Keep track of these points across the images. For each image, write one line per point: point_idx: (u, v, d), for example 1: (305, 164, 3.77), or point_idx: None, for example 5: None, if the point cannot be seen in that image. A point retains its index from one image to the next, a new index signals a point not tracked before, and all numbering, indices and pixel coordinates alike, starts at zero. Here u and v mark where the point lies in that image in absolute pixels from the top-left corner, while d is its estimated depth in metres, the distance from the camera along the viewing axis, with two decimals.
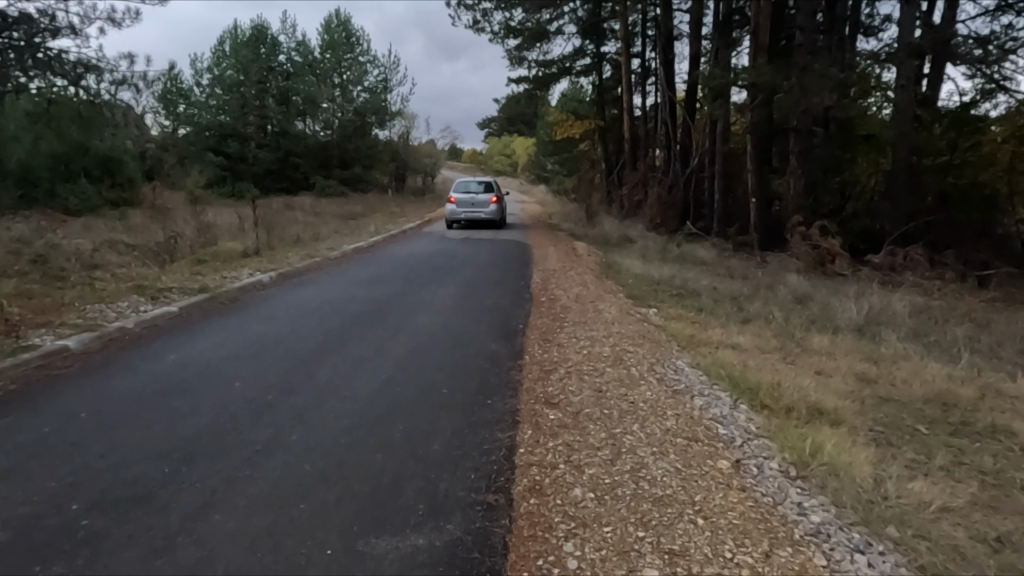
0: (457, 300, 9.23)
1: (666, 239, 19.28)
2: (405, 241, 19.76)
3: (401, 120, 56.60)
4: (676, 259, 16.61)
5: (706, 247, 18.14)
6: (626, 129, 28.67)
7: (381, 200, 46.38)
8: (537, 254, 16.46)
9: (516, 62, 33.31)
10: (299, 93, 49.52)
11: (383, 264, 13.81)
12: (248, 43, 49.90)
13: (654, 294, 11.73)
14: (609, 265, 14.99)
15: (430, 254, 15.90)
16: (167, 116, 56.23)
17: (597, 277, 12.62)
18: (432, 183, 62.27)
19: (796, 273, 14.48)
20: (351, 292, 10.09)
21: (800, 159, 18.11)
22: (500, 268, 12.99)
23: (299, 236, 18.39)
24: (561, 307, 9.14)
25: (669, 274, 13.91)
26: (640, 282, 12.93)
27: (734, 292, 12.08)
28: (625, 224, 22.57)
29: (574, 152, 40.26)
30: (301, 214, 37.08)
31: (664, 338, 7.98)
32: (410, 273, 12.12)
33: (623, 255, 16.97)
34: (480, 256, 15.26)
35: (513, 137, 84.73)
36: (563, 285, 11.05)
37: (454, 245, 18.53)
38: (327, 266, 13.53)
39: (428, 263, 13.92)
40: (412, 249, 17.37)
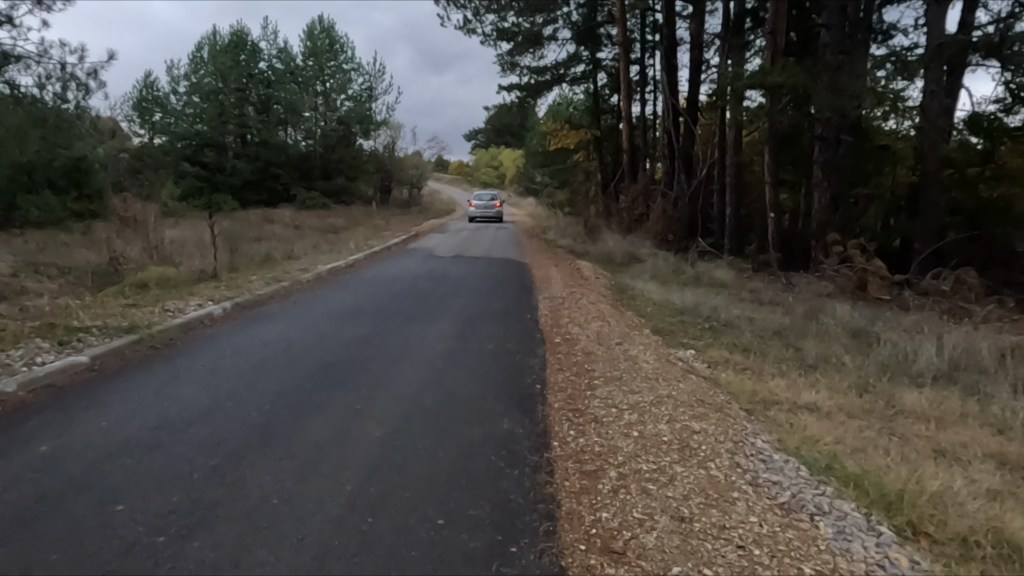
0: (448, 344, 7.44)
1: (678, 258, 17.63)
2: (388, 260, 17.84)
3: (387, 130, 54.69)
4: (693, 281, 14.90)
5: (723, 267, 16.45)
6: (626, 139, 26.98)
7: (365, 212, 44.38)
8: (538, 276, 14.63)
9: (508, 69, 31.57)
10: (279, 102, 47.49)
11: (360, 290, 12.00)
12: (227, 49, 47.87)
13: (683, 328, 9.95)
14: (621, 289, 13.23)
15: (413, 275, 14.13)
16: (143, 125, 54.31)
17: (612, 306, 10.81)
18: (418, 195, 60.37)
19: (834, 299, 12.79)
20: (317, 331, 8.26)
21: (826, 171, 16.49)
22: (495, 295, 11.25)
23: (271, 255, 16.50)
24: (583, 352, 7.27)
25: (692, 301, 12.18)
26: (663, 311, 11.17)
27: (775, 325, 10.36)
28: (629, 240, 20.89)
29: (567, 163, 38.51)
30: (281, 228, 35.09)
31: (723, 399, 6.10)
32: (390, 303, 10.33)
33: (634, 276, 15.23)
34: (471, 278, 13.49)
35: (501, 149, 83.06)
36: (576, 319, 9.22)
37: (441, 264, 16.77)
38: (294, 292, 11.68)
39: (412, 287, 12.13)
40: (396, 268, 15.62)
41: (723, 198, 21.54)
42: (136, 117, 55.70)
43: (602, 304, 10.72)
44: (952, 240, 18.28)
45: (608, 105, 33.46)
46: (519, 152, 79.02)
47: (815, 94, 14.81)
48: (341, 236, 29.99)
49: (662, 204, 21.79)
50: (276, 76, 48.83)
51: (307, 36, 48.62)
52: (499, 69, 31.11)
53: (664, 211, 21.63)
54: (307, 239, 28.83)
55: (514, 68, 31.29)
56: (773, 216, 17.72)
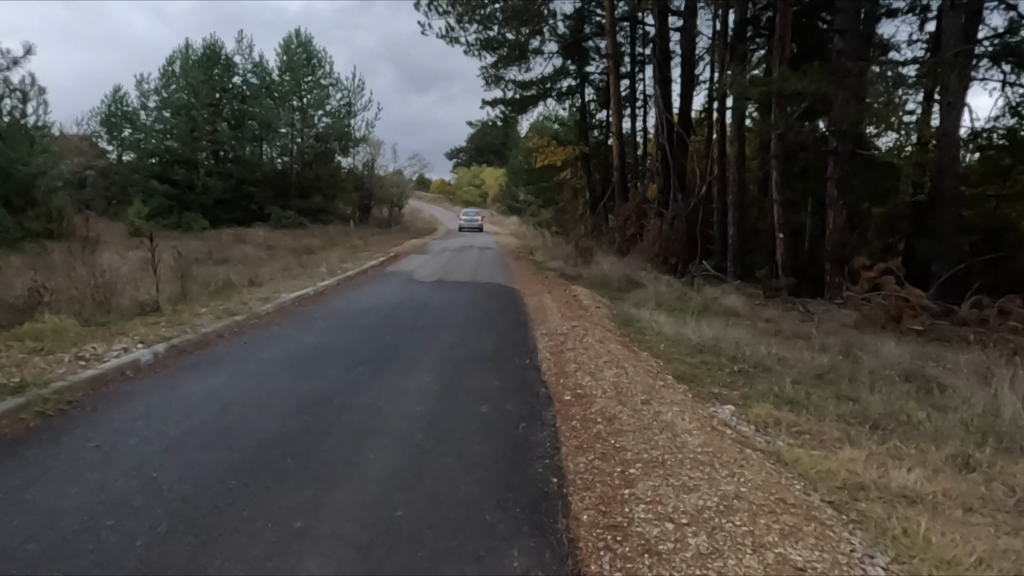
0: (427, 407, 5.84)
1: (680, 283, 16.21)
2: (364, 285, 16.19)
3: (366, 147, 53.22)
4: (701, 310, 13.49)
5: (731, 293, 15.07)
6: (617, 156, 25.67)
7: (342, 231, 42.63)
8: (533, 307, 13.06)
9: (492, 82, 30.26)
10: (253, 117, 45.78)
11: (327, 325, 10.32)
12: (199, 64, 46.20)
13: (709, 373, 8.39)
14: (627, 322, 11.70)
15: (390, 304, 12.54)
16: (112, 141, 52.33)
17: (621, 343, 9.29)
18: (399, 214, 58.68)
19: (866, 333, 11.39)
20: (263, 386, 6.59)
21: (841, 188, 15.17)
22: (483, 330, 9.66)
23: (230, 280, 14.80)
24: (607, 416, 5.68)
25: (709, 335, 10.70)
26: (680, 349, 9.64)
27: (814, 366, 8.85)
28: (624, 262, 19.49)
29: (553, 182, 37.16)
30: (252, 249, 33.27)
31: (799, 490, 4.56)
32: (360, 343, 8.69)
33: (636, 304, 13.78)
34: (454, 308, 11.97)
35: (484, 168, 81.91)
36: (584, 363, 7.67)
37: (422, 291, 15.19)
38: (248, 329, 9.98)
39: (387, 321, 10.50)
40: (370, 296, 13.99)
41: (723, 218, 20.23)
42: (104, 133, 53.69)
43: (611, 341, 9.17)
44: (973, 263, 17.02)
45: (596, 122, 32.22)
46: (501, 170, 77.81)
47: (833, 105, 13.49)
48: (315, 257, 28.28)
49: (659, 223, 20.42)
50: (250, 91, 47.14)
51: (284, 49, 46.96)
52: (483, 82, 29.79)
53: (661, 231, 20.25)
54: (279, 261, 27.13)
55: (498, 82, 30.01)
56: (782, 236, 16.37)
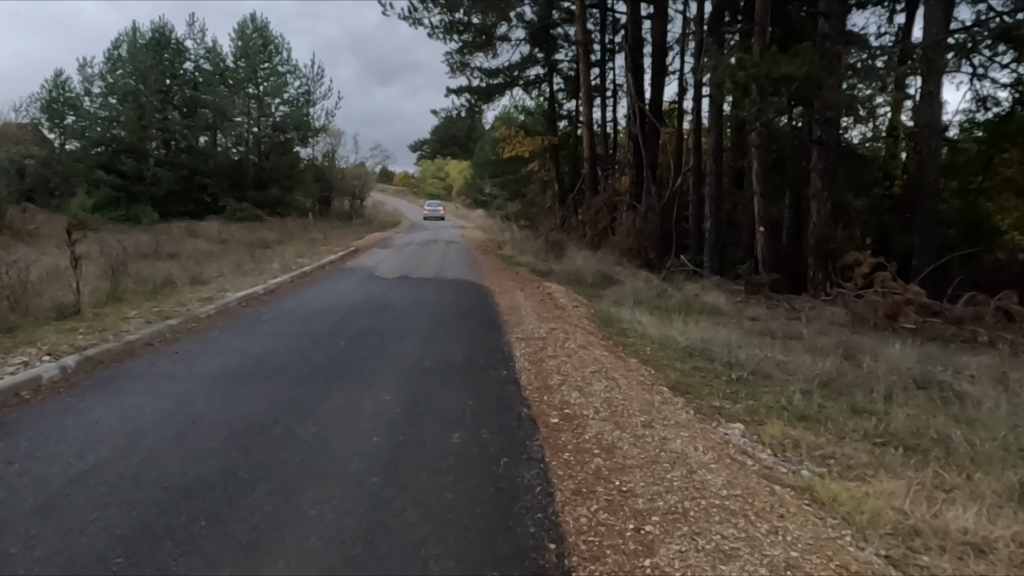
0: (385, 438, 4.81)
1: (659, 279, 15.41)
2: (321, 283, 14.96)
3: (326, 137, 51.42)
4: (683, 308, 12.69)
5: (712, 289, 14.31)
6: (587, 147, 24.78)
7: (301, 224, 41.01)
8: (505, 306, 12.04)
9: (457, 70, 29.05)
10: (206, 105, 43.66)
11: (274, 330, 9.14)
12: (148, 48, 43.84)
13: (705, 383, 7.50)
14: (608, 323, 10.80)
15: (348, 304, 11.40)
16: (54, 128, 49.54)
17: (605, 348, 8.33)
18: (360, 207, 57.00)
19: (861, 333, 10.70)
20: (186, 409, 5.45)
21: (825, 179, 14.53)
22: (450, 335, 8.62)
23: (171, 278, 13.45)
24: (605, 446, 4.73)
25: (698, 336, 9.85)
26: (668, 355, 8.75)
27: (818, 372, 8.04)
28: (597, 256, 18.65)
29: (520, 174, 36.15)
30: (205, 243, 31.57)
31: (852, 545, 3.70)
32: (310, 353, 7.58)
33: (614, 302, 12.89)
34: (419, 308, 10.89)
35: (448, 160, 80.41)
36: (569, 374, 6.70)
37: (383, 288, 14.04)
38: (183, 335, 8.74)
39: (342, 325, 9.39)
40: (326, 295, 12.80)
41: (698, 210, 19.52)
42: (45, 120, 50.75)
43: (594, 345, 8.20)
44: (953, 257, 16.62)
45: (565, 112, 31.30)
46: (465, 163, 76.46)
47: (821, 92, 12.74)
48: (270, 251, 26.81)
49: (634, 216, 19.61)
50: (203, 77, 44.96)
51: (238, 34, 44.78)
52: (448, 69, 28.55)
53: (635, 225, 19.44)
54: (230, 256, 25.58)
55: (464, 69, 28.82)
56: (763, 229, 15.70)
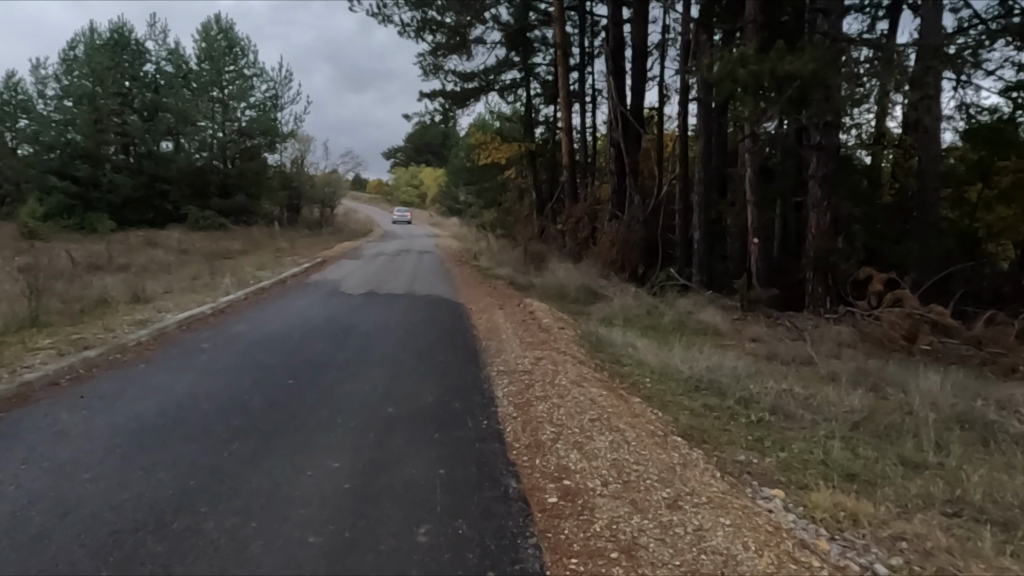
0: (326, 538, 3.54)
1: (648, 295, 14.33)
2: (278, 300, 13.54)
3: (295, 143, 49.69)
4: (678, 328, 11.60)
5: (706, 306, 13.27)
6: (567, 153, 23.72)
7: (267, 233, 39.29)
8: (484, 329, 10.80)
9: (430, 73, 27.82)
10: (168, 109, 41.76)
11: (211, 362, 7.74)
12: (106, 49, 41.90)
13: (723, 428, 6.35)
14: (600, 348, 9.62)
15: (302, 327, 10.01)
16: (5, 131, 47.20)
17: (600, 384, 7.10)
18: (330, 215, 55.25)
19: (878, 357, 9.70)
20: (65, 490, 4.09)
21: (825, 188, 13.59)
22: (418, 369, 7.33)
23: (107, 298, 11.95)
24: (626, 547, 3.53)
25: (703, 364, 8.71)
26: (674, 390, 7.59)
27: (848, 411, 6.93)
28: (580, 269, 17.53)
29: (496, 182, 34.96)
30: (163, 253, 29.80)
31: None
32: (248, 396, 6.23)
33: (603, 321, 11.74)
34: (383, 332, 9.57)
35: (422, 168, 78.93)
36: (563, 424, 5.49)
37: (345, 306, 12.67)
38: (100, 371, 7.30)
39: (293, 355, 8.04)
40: (281, 315, 11.40)
41: (686, 220, 18.52)
42: None
43: (587, 381, 6.97)
44: (952, 269, 15.84)
45: (542, 117, 30.23)
46: (439, 170, 75.05)
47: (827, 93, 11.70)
48: (232, 263, 25.25)
49: (618, 226, 18.53)
50: (164, 80, 43.05)
51: (202, 36, 42.94)
52: (421, 72, 27.29)
53: (620, 235, 18.36)
54: (188, 268, 23.97)
55: (438, 72, 27.59)
56: (758, 241, 14.73)
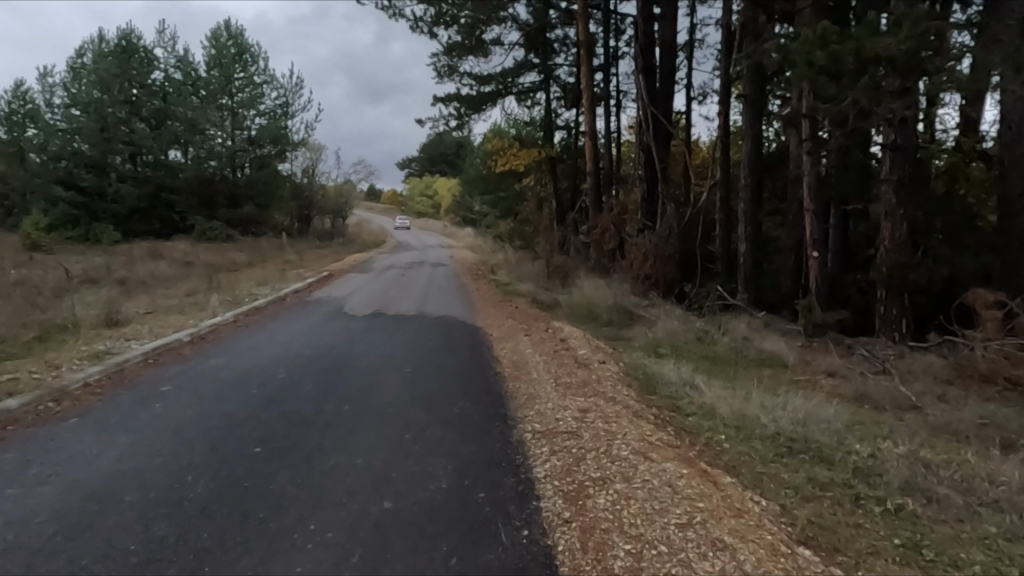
0: None
1: (693, 317, 12.51)
2: (271, 323, 11.85)
3: (306, 151, 48.41)
4: (738, 360, 9.79)
5: (763, 332, 11.43)
6: (591, 159, 21.99)
7: (275, 245, 37.88)
8: (508, 360, 9.04)
9: (444, 76, 26.22)
10: (175, 117, 40.62)
11: (163, 415, 6.00)
12: (113, 56, 40.89)
13: (851, 523, 4.56)
14: (652, 389, 7.85)
15: (289, 362, 8.29)
16: (12, 140, 46.33)
17: (671, 451, 5.29)
18: (342, 225, 53.85)
19: (999, 403, 7.83)
20: None
21: (901, 194, 11.70)
22: (429, 429, 5.62)
23: (70, 323, 10.29)
24: None
25: (787, 412, 6.89)
26: (762, 456, 5.80)
27: (1014, 495, 5.07)
28: (611, 285, 15.75)
29: (513, 191, 33.29)
30: (164, 266, 28.31)
31: None
32: (190, 479, 4.48)
33: (646, 353, 9.96)
34: (387, 370, 7.82)
35: (436, 178, 77.42)
36: (641, 538, 3.76)
37: (345, 331, 10.96)
38: (15, 431, 5.60)
39: (270, 407, 6.29)
40: (268, 344, 9.68)
41: (727, 231, 16.68)
42: (3, 132, 47.38)
43: (655, 448, 5.18)
44: None
45: (563, 122, 28.53)
46: (454, 181, 73.43)
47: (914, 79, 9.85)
48: (234, 276, 23.72)
49: (652, 238, 16.74)
50: (173, 88, 41.92)
51: (212, 43, 41.81)
52: (435, 74, 25.68)
53: (654, 248, 16.54)
54: (185, 283, 22.37)
55: (453, 75, 25.97)
56: (818, 255, 12.91)
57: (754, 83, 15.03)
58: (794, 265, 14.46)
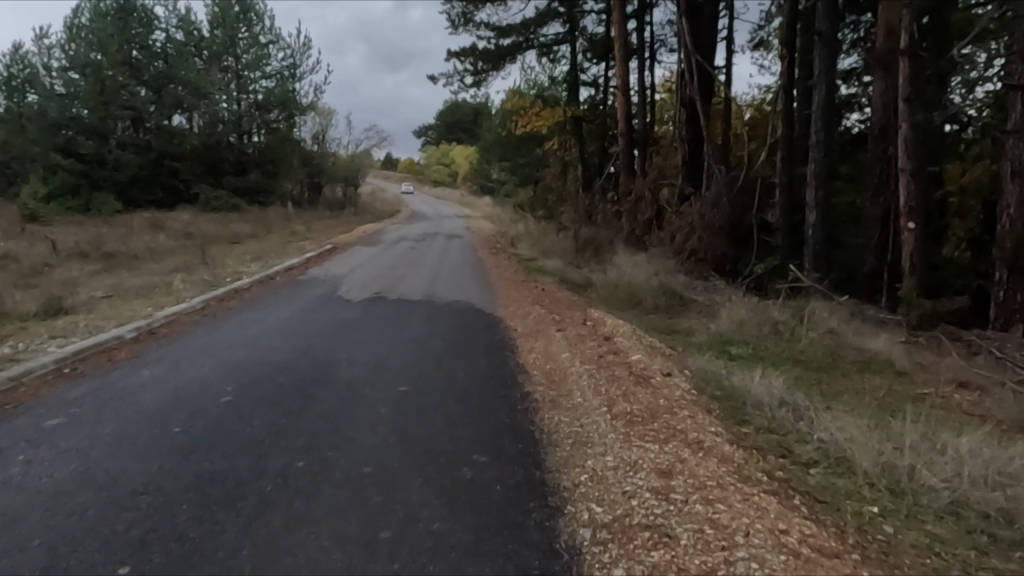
0: None
1: (761, 303, 10.22)
2: (245, 312, 9.68)
3: (315, 116, 46.00)
4: (832, 367, 7.58)
5: (855, 326, 9.14)
6: (623, 118, 19.45)
7: (283, 215, 35.87)
8: (539, 362, 6.80)
9: (459, 27, 23.56)
10: (177, 81, 38.40)
11: (13, 485, 3.85)
12: (111, 15, 38.54)
13: None
14: (740, 420, 5.64)
15: (242, 376, 6.09)
16: (12, 106, 44.35)
17: (836, 570, 3.07)
18: (354, 195, 51.63)
19: None
20: None
21: None
22: (423, 519, 3.43)
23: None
24: None
25: (959, 464, 4.66)
26: (962, 560, 3.60)
27: None
28: (653, 262, 13.45)
29: (533, 157, 30.73)
30: (161, 238, 26.31)
31: None
32: None
33: (714, 356, 7.74)
34: (372, 391, 5.62)
35: (453, 146, 74.72)
36: None
37: (332, 322, 8.76)
38: None
39: (185, 466, 4.10)
40: (229, 344, 7.51)
41: (789, 199, 14.24)
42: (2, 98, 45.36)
43: (811, 570, 2.97)
44: None
45: (590, 79, 25.83)
46: (471, 148, 70.67)
47: None
48: (231, 251, 21.66)
49: (699, 207, 14.33)
50: (174, 49, 39.59)
51: (214, 0, 39.27)
52: (448, 24, 23.03)
53: (702, 217, 14.15)
54: (175, 258, 20.29)
55: (469, 25, 23.32)
56: (916, 227, 10.51)
57: (829, 19, 12.46)
58: (877, 240, 12.03)
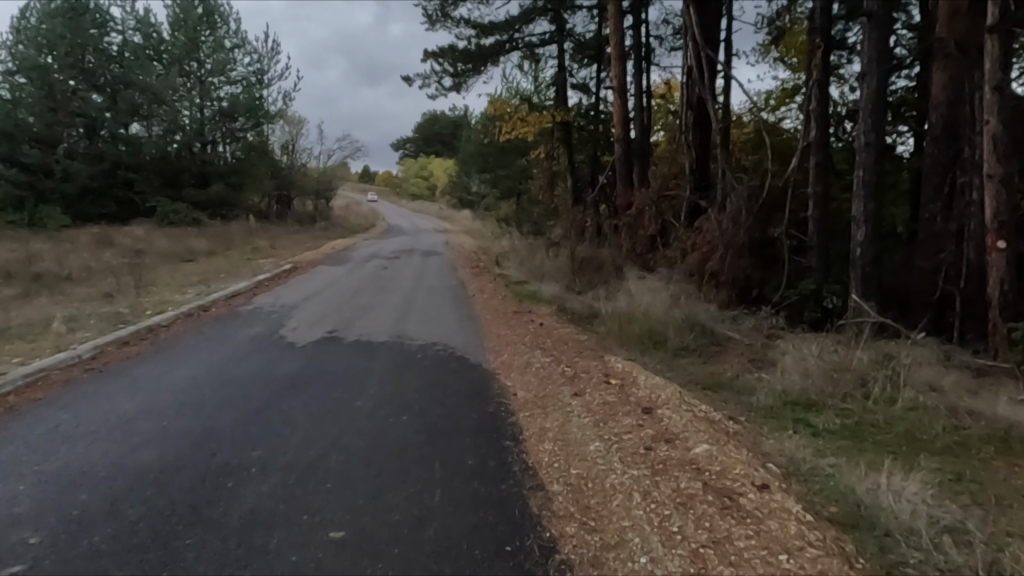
0: None
1: (822, 343, 8.00)
2: (146, 364, 7.13)
3: (284, 125, 43.37)
4: (967, 450, 5.40)
5: (956, 378, 6.99)
6: (620, 122, 17.27)
7: (247, 229, 33.06)
8: (557, 463, 4.43)
9: (437, 23, 21.26)
10: (133, 86, 35.49)
11: None
12: (61, 15, 35.55)
13: None
14: None
15: (71, 507, 3.64)
16: None
17: None
18: (326, 208, 48.91)
19: None
20: None
21: None
22: None
23: None
24: None
25: None
26: None
27: None
28: (670, 286, 11.19)
29: (517, 167, 28.49)
30: (102, 257, 23.29)
31: None
32: None
33: (797, 435, 5.47)
34: (281, 548, 3.23)
35: (433, 158, 72.26)
36: None
37: (260, 383, 6.30)
38: None
39: None
40: (89, 429, 5.01)
41: (824, 212, 12.11)
42: None
43: None
44: None
45: (579, 81, 23.67)
46: (450, 160, 68.23)
47: None
48: (177, 271, 18.91)
49: (719, 222, 12.10)
50: (131, 53, 36.70)
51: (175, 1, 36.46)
52: (425, 20, 20.78)
53: (723, 235, 11.95)
54: (108, 281, 17.46)
55: (447, 21, 21.07)
56: (1007, 248, 8.41)
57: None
58: None
